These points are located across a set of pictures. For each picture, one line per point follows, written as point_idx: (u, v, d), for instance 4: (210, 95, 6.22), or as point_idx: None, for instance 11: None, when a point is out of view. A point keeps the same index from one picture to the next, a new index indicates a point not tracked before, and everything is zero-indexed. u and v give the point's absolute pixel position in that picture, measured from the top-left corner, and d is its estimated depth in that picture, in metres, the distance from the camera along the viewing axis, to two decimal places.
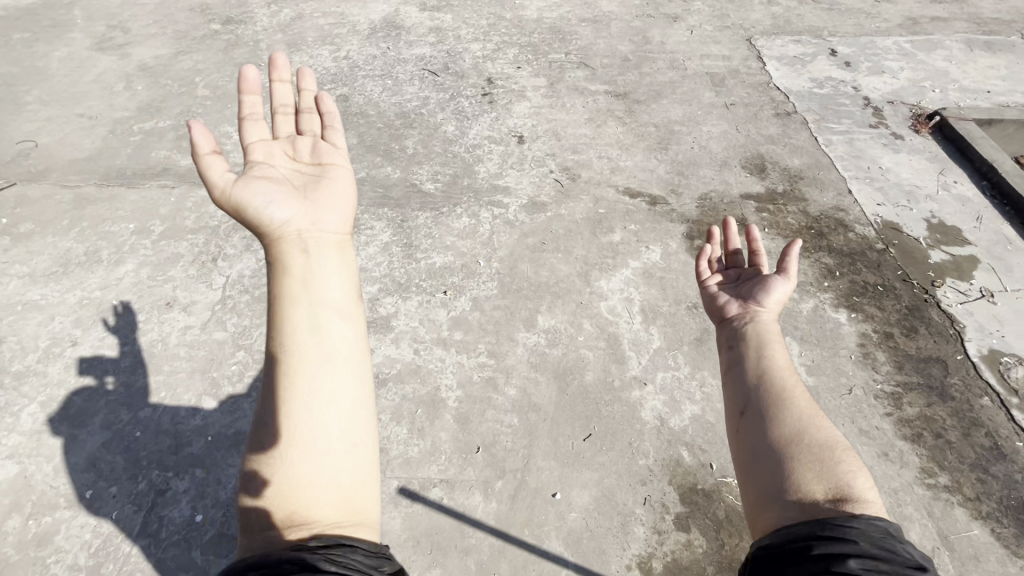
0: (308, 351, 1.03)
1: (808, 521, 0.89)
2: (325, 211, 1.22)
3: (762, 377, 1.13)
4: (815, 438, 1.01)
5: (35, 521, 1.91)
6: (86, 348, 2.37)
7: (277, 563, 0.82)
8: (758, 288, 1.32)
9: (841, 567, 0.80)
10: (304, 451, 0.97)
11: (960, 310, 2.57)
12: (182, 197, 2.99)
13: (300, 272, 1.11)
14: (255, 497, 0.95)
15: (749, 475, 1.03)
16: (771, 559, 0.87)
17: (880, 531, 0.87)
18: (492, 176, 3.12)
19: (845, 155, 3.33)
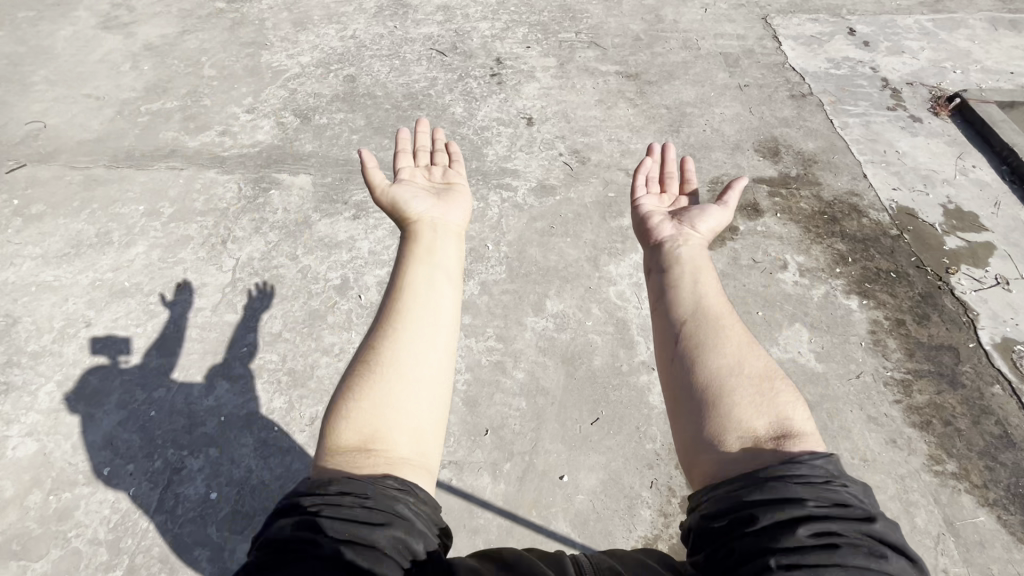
0: (421, 297, 1.10)
1: (748, 479, 0.82)
2: (458, 210, 1.37)
3: (697, 306, 1.09)
4: (751, 368, 0.98)
5: (55, 496, 1.96)
6: (100, 329, 2.40)
7: (340, 497, 0.82)
8: (695, 212, 1.38)
9: (791, 540, 0.74)
10: (393, 381, 0.99)
11: (974, 298, 2.54)
12: (190, 179, 2.99)
13: (424, 245, 1.23)
14: (334, 425, 0.94)
15: (683, 411, 0.97)
16: (716, 531, 0.81)
17: (821, 479, 0.81)
18: (501, 159, 3.09)
19: (861, 138, 3.26)
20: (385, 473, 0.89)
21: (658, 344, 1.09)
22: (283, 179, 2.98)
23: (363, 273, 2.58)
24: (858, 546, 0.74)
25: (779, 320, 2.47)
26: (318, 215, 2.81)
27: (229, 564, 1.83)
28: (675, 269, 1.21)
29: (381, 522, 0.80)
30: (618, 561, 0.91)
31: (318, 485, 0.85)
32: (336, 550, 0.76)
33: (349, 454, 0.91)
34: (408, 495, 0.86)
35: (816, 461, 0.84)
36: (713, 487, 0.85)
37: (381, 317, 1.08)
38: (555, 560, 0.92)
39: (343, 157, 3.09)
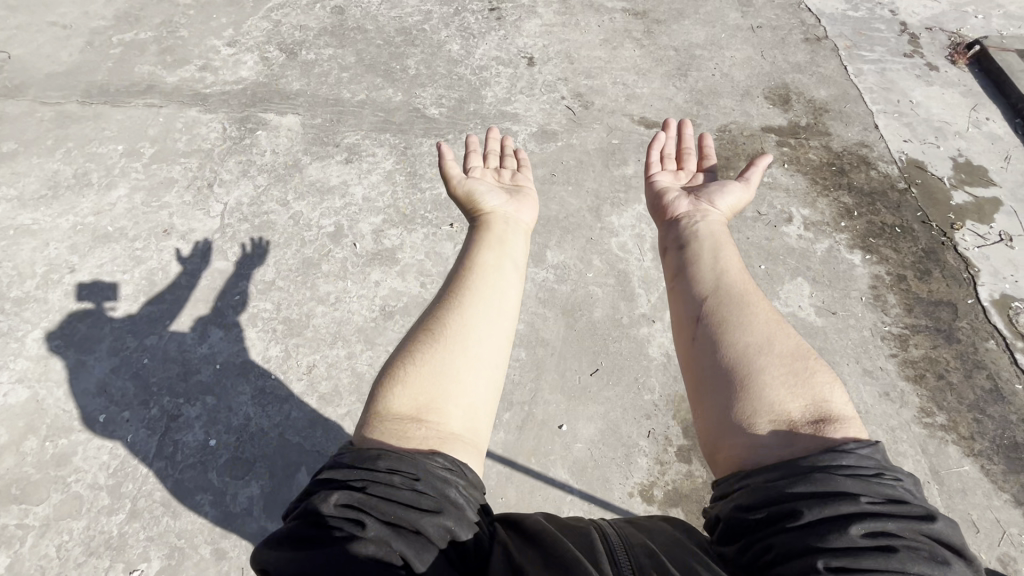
0: (494, 281, 1.11)
1: (790, 469, 0.78)
2: (529, 207, 1.38)
3: (718, 286, 1.08)
4: (779, 347, 0.95)
5: (52, 443, 1.95)
6: (85, 275, 2.32)
7: (389, 475, 0.80)
8: (712, 189, 1.36)
9: (841, 540, 0.70)
10: (454, 355, 0.98)
11: (976, 254, 2.51)
12: (170, 117, 2.81)
13: (499, 238, 1.24)
14: (394, 394, 0.94)
15: (706, 392, 0.95)
16: (752, 524, 0.77)
17: (871, 471, 0.77)
18: (500, 101, 2.93)
19: (875, 86, 3.13)
20: (434, 450, 0.87)
21: (679, 326, 1.08)
22: (270, 119, 2.82)
23: (357, 220, 2.49)
24: (915, 547, 0.70)
25: (781, 274, 2.44)
26: (308, 159, 2.68)
27: (232, 509, 1.85)
28: (692, 248, 1.20)
29: (431, 507, 0.78)
30: (650, 537, 0.85)
31: (367, 460, 0.82)
32: (381, 531, 0.74)
33: (402, 421, 0.90)
34: (459, 479, 0.84)
35: (862, 450, 0.79)
36: (747, 475, 0.82)
37: (445, 295, 1.09)
38: (579, 532, 0.86)
39: (333, 96, 2.92)
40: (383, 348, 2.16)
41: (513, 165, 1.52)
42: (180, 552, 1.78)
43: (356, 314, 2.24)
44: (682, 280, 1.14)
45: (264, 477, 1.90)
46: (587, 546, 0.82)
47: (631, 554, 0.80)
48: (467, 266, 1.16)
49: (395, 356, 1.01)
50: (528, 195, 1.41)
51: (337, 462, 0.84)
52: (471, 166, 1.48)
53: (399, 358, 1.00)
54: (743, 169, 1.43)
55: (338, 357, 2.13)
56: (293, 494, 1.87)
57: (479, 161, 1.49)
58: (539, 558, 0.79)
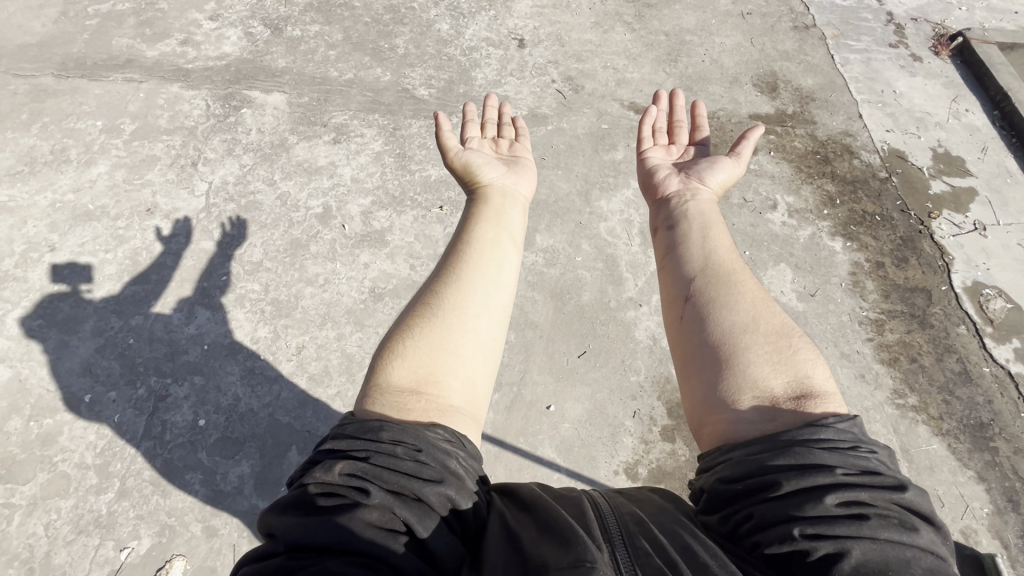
0: (490, 255, 1.13)
1: (770, 443, 0.82)
2: (527, 180, 1.40)
3: (708, 265, 1.12)
4: (764, 325, 0.99)
5: (36, 422, 1.93)
6: (66, 254, 2.27)
7: (392, 446, 0.81)
8: (704, 165, 1.38)
9: (818, 508, 0.74)
10: (450, 329, 1.00)
11: (951, 242, 2.59)
12: (151, 93, 2.74)
13: (496, 211, 1.26)
14: (392, 367, 0.96)
15: (695, 367, 0.99)
16: (736, 493, 0.81)
17: (847, 444, 0.81)
18: (490, 84, 2.91)
19: (860, 76, 3.17)
20: (433, 422, 0.89)
21: (669, 302, 1.11)
22: (255, 97, 2.76)
23: (346, 202, 2.47)
24: (887, 515, 0.75)
25: (764, 260, 2.49)
26: (295, 138, 2.64)
27: (222, 487, 1.86)
28: (684, 226, 1.23)
29: (432, 477, 0.80)
30: (640, 505, 0.89)
31: (369, 431, 0.84)
32: (385, 499, 0.76)
33: (401, 395, 0.92)
34: (459, 451, 0.87)
35: (841, 424, 0.84)
36: (730, 448, 0.86)
37: (442, 271, 1.10)
38: (572, 501, 0.89)
39: (320, 74, 2.86)
40: (373, 329, 2.17)
41: (511, 136, 1.52)
42: (171, 530, 1.79)
43: (346, 295, 2.23)
44: (673, 258, 1.17)
45: (254, 456, 1.91)
46: (580, 515, 0.85)
47: (622, 522, 0.84)
48: (465, 239, 1.17)
49: (394, 330, 1.03)
50: (525, 167, 1.42)
51: (339, 433, 0.86)
52: (469, 136, 1.48)
53: (397, 332, 1.01)
54: (736, 143, 1.46)
55: (327, 338, 2.14)
56: (283, 472, 1.89)
57: (476, 131, 1.50)
58: (534, 525, 0.82)
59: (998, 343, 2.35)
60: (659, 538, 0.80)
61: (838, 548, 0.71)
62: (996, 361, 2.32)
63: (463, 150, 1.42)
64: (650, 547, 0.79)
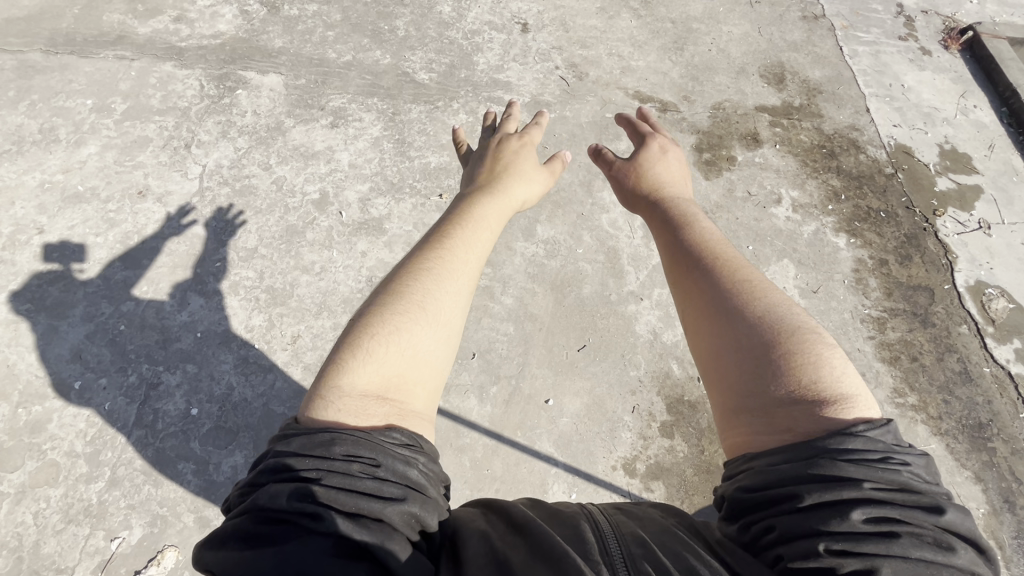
0: (465, 265, 1.11)
1: (795, 452, 0.79)
2: (524, 189, 1.45)
3: (708, 272, 1.08)
4: (776, 332, 0.94)
5: (25, 409, 1.89)
6: (55, 236, 2.22)
7: (346, 463, 0.76)
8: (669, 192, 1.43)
9: (844, 525, 0.71)
10: (425, 333, 0.96)
11: (956, 241, 2.57)
12: (143, 71, 2.66)
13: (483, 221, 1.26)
14: (354, 369, 0.89)
15: (714, 381, 0.96)
16: (757, 503, 0.79)
17: (878, 456, 0.77)
18: (492, 69, 2.84)
19: (868, 69, 3.11)
20: (389, 424, 0.85)
21: (682, 310, 1.08)
22: (251, 78, 2.68)
23: (344, 187, 2.42)
24: (922, 533, 0.72)
25: (767, 255, 2.46)
26: (292, 122, 2.58)
27: (215, 478, 1.83)
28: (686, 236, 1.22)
29: (392, 495, 0.76)
30: (639, 523, 0.87)
31: (319, 446, 0.78)
32: (345, 525, 0.72)
33: (363, 399, 0.86)
34: (417, 454, 0.84)
35: (873, 432, 0.79)
36: (752, 457, 0.83)
37: (430, 270, 1.06)
38: (566, 521, 0.86)
39: (317, 56, 2.78)
40: None
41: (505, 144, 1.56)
42: (163, 521, 1.77)
43: (344, 284, 2.19)
44: (677, 267, 1.15)
45: (248, 447, 1.88)
46: (575, 536, 0.83)
47: (624, 544, 0.81)
48: (454, 244, 1.14)
49: (358, 325, 0.96)
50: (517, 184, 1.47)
51: (283, 449, 0.79)
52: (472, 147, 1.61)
53: (357, 330, 0.95)
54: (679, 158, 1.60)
55: (323, 328, 2.10)
56: None
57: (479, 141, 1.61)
58: (523, 547, 0.79)
59: (999, 343, 2.34)
60: (663, 563, 0.78)
61: (866, 564, 0.69)
62: (997, 361, 2.30)
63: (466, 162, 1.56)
64: (653, 570, 0.77)
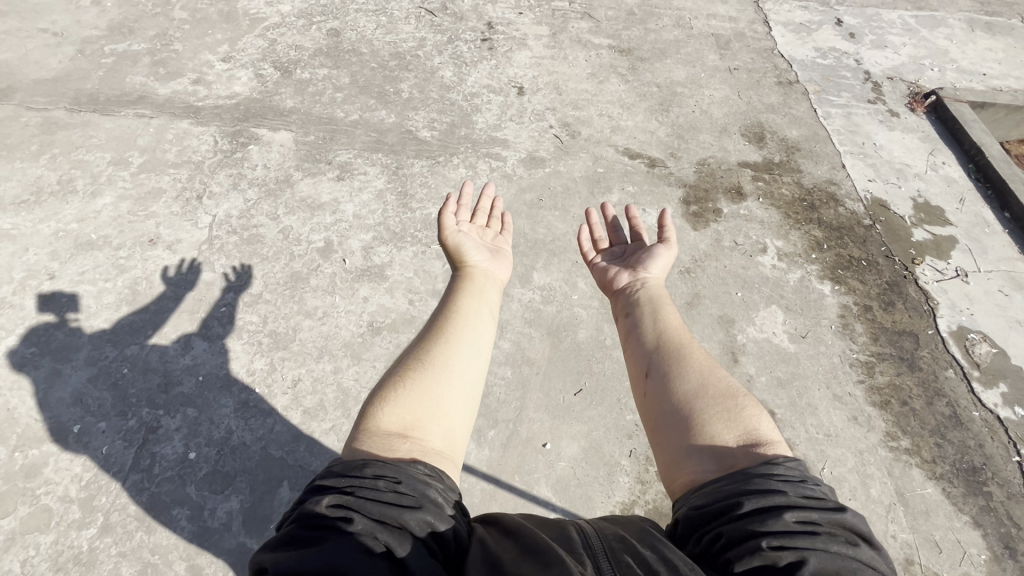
0: (481, 326, 1.16)
1: (733, 476, 0.84)
2: (505, 264, 1.44)
3: (663, 339, 1.13)
4: (715, 386, 1.00)
5: (21, 453, 1.88)
6: (64, 282, 2.28)
7: (373, 480, 0.81)
8: (644, 254, 1.43)
9: (777, 523, 0.76)
10: (440, 382, 1.01)
11: (936, 287, 2.67)
12: (161, 128, 2.82)
13: (487, 286, 1.32)
14: (372, 419, 0.94)
15: (660, 433, 0.99)
16: (706, 517, 0.82)
17: (797, 478, 0.84)
18: (490, 128, 3.03)
19: (842, 129, 3.34)
20: (414, 459, 0.89)
21: (633, 378, 1.12)
22: (263, 134, 2.85)
23: (348, 236, 2.52)
24: (834, 534, 0.77)
25: (756, 301, 2.55)
26: (300, 174, 2.72)
27: (210, 524, 1.80)
28: (636, 309, 1.27)
29: (411, 505, 0.80)
30: (621, 527, 0.87)
31: (354, 467, 0.84)
32: (368, 525, 0.75)
33: (386, 437, 0.91)
34: (438, 482, 0.86)
35: (790, 461, 0.86)
36: (696, 489, 0.87)
37: (431, 333, 1.12)
38: (555, 528, 0.87)
39: (326, 115, 2.97)
40: (370, 363, 2.17)
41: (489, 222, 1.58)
42: (153, 569, 1.73)
43: (346, 328, 2.25)
44: (637, 333, 1.19)
45: (244, 492, 1.86)
46: (561, 539, 0.84)
47: (604, 541, 0.82)
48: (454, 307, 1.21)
49: (376, 386, 1.02)
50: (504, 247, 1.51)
51: (327, 470, 0.85)
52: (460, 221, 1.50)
53: (386, 382, 1.02)
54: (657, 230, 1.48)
55: (324, 372, 2.13)
56: (273, 509, 1.84)
57: (467, 217, 1.52)
58: (513, 548, 0.80)
59: (986, 388, 2.39)
60: (643, 554, 0.79)
61: (800, 555, 0.72)
62: (986, 405, 2.35)
63: (457, 230, 1.45)
64: (634, 562, 0.78)
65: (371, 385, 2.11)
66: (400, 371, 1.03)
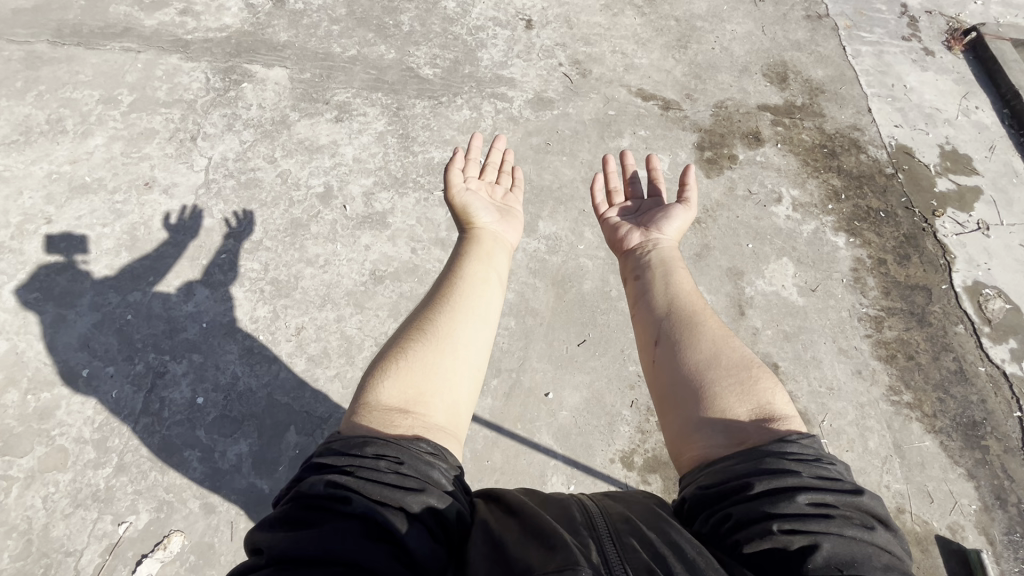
0: (485, 294, 1.12)
1: (745, 455, 0.82)
2: (514, 226, 1.38)
3: (678, 307, 1.09)
4: (729, 359, 0.97)
5: (33, 396, 1.92)
6: (62, 227, 2.24)
7: (374, 459, 0.80)
8: (660, 214, 1.36)
9: (791, 506, 0.74)
10: (442, 354, 0.98)
11: (954, 241, 2.59)
12: (150, 63, 2.68)
13: (493, 248, 1.27)
14: (372, 391, 0.92)
15: (670, 406, 0.97)
16: (715, 497, 0.80)
17: (811, 456, 0.82)
18: (497, 65, 2.85)
19: (871, 69, 3.12)
20: (417, 435, 0.87)
21: (644, 348, 1.09)
22: (257, 71, 2.70)
23: (348, 181, 2.44)
24: (849, 516, 0.75)
25: (767, 253, 2.49)
26: (297, 115, 2.60)
27: (220, 465, 1.86)
28: (651, 275, 1.22)
29: (414, 486, 0.78)
30: (626, 506, 0.86)
31: (353, 447, 0.82)
32: (368, 506, 0.73)
33: (387, 412, 0.89)
34: (441, 461, 0.85)
35: (805, 439, 0.85)
36: (704, 467, 0.85)
37: (434, 301, 1.09)
38: (559, 506, 0.86)
39: (322, 50, 2.80)
40: (372, 312, 2.15)
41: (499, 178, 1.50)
42: (168, 506, 1.80)
43: (347, 277, 2.22)
44: (651, 301, 1.15)
45: (252, 436, 1.91)
46: (565, 518, 0.83)
47: (608, 520, 0.81)
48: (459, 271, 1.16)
49: (376, 356, 1.00)
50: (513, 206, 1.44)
51: (327, 449, 0.83)
52: (468, 176, 1.44)
53: (386, 353, 0.99)
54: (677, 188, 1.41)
55: (327, 320, 2.13)
56: (281, 452, 1.89)
57: (475, 172, 1.46)
58: (516, 529, 0.79)
59: (995, 343, 2.36)
60: (644, 533, 0.78)
61: (812, 539, 0.71)
62: (993, 361, 2.33)
63: (465, 188, 1.39)
64: (638, 544, 0.76)
65: (374, 334, 2.11)
66: (401, 341, 1.00)
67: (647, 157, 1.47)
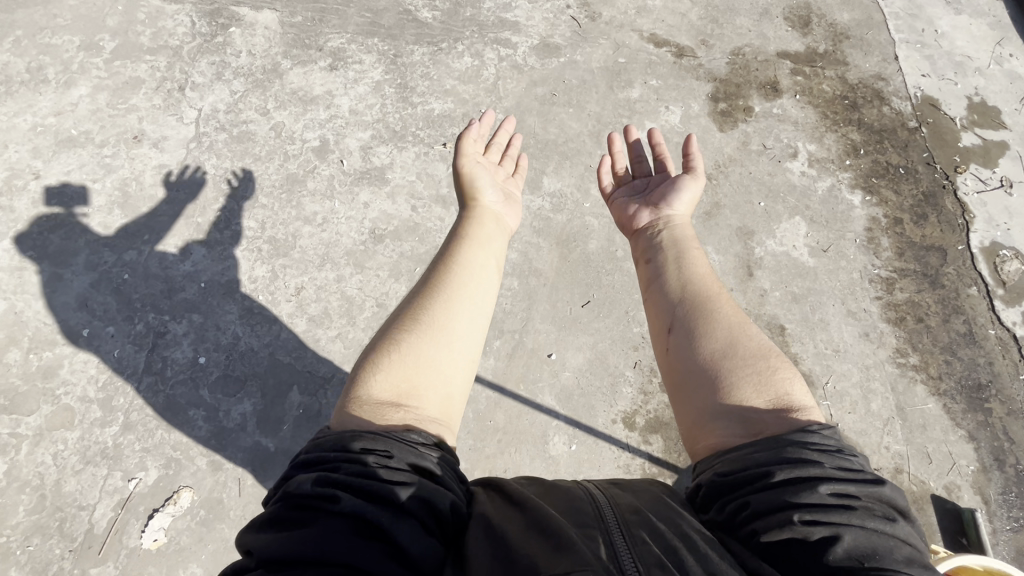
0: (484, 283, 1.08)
1: (767, 443, 0.80)
2: (515, 209, 1.33)
3: (688, 294, 1.05)
4: (744, 348, 0.94)
5: (36, 355, 1.92)
6: (51, 182, 2.18)
7: (362, 455, 0.78)
8: (669, 191, 1.29)
9: (812, 497, 0.72)
10: (437, 346, 0.96)
11: (975, 200, 2.49)
12: (131, 5, 2.51)
13: (494, 232, 1.22)
14: (365, 385, 0.90)
15: (684, 395, 0.94)
16: (731, 485, 0.79)
17: (833, 446, 0.80)
18: (500, 7, 2.67)
19: (901, 11, 2.91)
20: (407, 427, 0.86)
21: (655, 335, 1.05)
22: (244, 14, 2.54)
23: (344, 134, 2.34)
24: (869, 507, 0.74)
25: (779, 212, 2.40)
26: (289, 63, 2.46)
27: (225, 424, 1.88)
28: (659, 258, 1.17)
29: (403, 479, 0.77)
30: (635, 496, 0.84)
31: (339, 443, 0.80)
32: (357, 504, 0.71)
33: (378, 406, 0.87)
34: (433, 452, 0.84)
35: (826, 430, 0.82)
36: (720, 454, 0.83)
37: (431, 288, 1.05)
38: (565, 494, 0.85)
39: None
40: (373, 272, 2.11)
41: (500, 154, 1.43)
42: (176, 463, 1.83)
43: (346, 236, 2.16)
44: (659, 287, 1.10)
45: (256, 395, 1.92)
46: (574, 506, 0.81)
47: (615, 511, 0.80)
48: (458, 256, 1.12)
49: (368, 349, 0.97)
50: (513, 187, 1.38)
51: (314, 446, 0.81)
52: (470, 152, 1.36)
53: (380, 344, 0.96)
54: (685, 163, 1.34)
55: (327, 280, 2.09)
56: (285, 411, 1.91)
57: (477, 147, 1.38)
58: (519, 519, 0.78)
59: (1007, 306, 2.31)
60: (654, 525, 0.77)
61: (833, 531, 0.70)
62: (1004, 324, 2.29)
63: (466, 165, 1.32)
64: (648, 536, 0.75)
65: (375, 295, 2.08)
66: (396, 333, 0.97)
67: (654, 129, 1.39)
